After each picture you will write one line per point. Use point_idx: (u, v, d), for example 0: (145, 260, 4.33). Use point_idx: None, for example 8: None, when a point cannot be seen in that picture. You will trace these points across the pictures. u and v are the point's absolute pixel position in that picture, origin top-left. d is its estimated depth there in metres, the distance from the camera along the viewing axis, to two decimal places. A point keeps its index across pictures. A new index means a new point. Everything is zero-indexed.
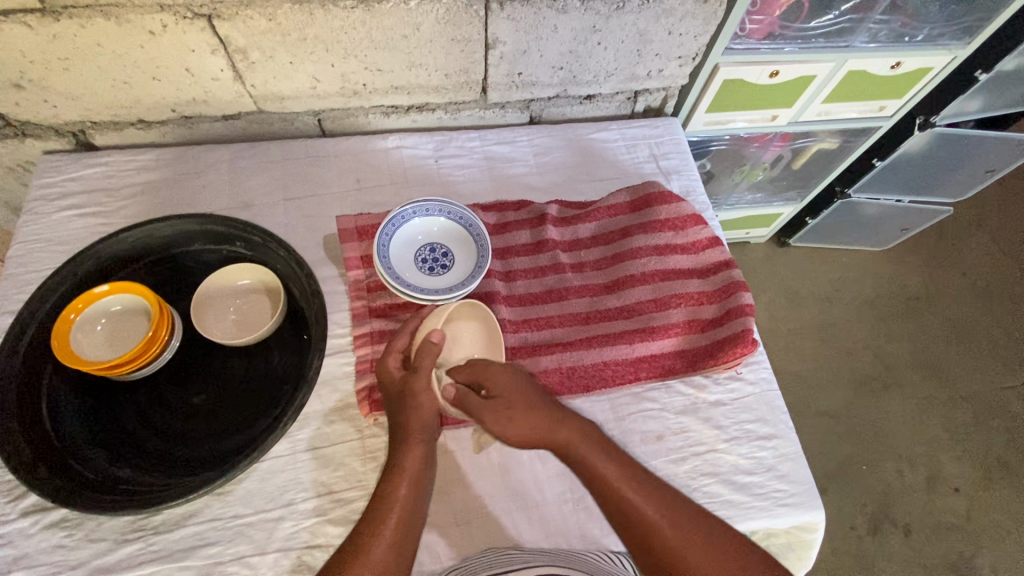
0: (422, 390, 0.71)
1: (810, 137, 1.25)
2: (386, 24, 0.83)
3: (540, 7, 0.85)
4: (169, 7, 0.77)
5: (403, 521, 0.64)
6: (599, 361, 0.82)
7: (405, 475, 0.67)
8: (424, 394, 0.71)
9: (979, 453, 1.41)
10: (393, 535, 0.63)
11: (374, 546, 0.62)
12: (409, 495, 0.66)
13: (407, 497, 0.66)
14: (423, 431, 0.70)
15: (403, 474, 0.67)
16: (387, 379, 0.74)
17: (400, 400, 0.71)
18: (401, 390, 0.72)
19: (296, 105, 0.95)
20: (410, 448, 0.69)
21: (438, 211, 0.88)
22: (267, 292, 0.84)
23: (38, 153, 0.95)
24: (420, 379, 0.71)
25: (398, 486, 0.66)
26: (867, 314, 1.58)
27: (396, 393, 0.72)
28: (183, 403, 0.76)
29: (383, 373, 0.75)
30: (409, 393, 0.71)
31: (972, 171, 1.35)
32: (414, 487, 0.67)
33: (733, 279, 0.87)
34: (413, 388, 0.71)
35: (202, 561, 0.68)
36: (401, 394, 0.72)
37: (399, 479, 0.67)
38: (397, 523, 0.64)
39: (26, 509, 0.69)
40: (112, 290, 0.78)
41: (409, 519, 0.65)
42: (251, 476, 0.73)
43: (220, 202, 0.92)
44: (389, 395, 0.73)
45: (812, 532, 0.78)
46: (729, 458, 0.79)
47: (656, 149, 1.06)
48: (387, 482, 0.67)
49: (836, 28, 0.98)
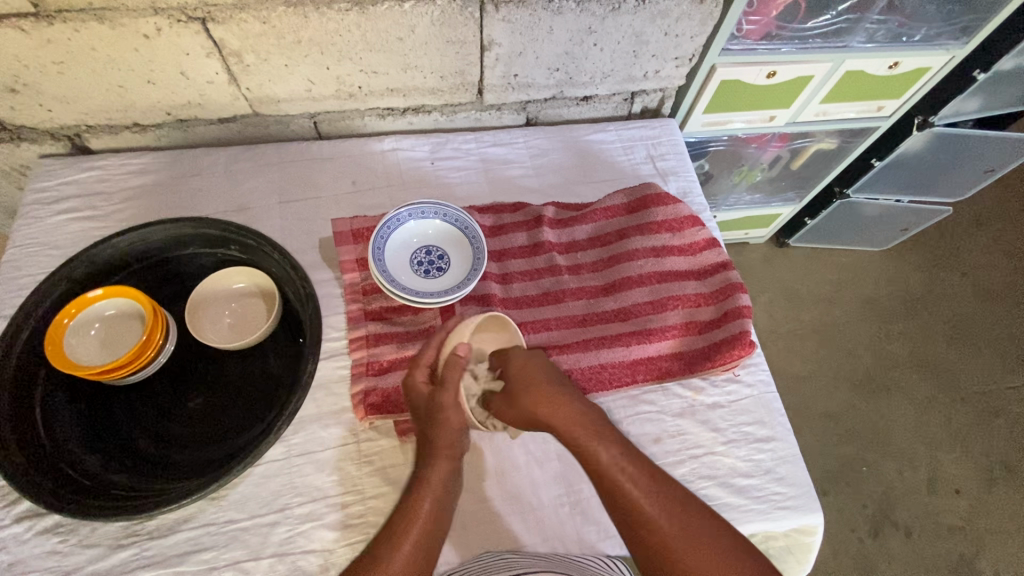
0: (450, 404, 0.71)
1: (808, 137, 1.25)
2: (381, 26, 0.83)
3: (535, 9, 0.85)
4: (162, 11, 0.76)
5: (424, 534, 0.64)
6: (596, 363, 0.82)
7: (429, 489, 0.67)
8: (453, 409, 0.71)
9: (981, 454, 1.41)
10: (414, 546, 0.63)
11: (390, 556, 0.62)
12: (433, 509, 0.66)
13: (430, 510, 0.66)
14: (451, 448, 0.70)
15: (427, 488, 0.67)
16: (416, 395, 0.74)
17: (429, 416, 0.72)
18: (429, 407, 0.72)
19: (292, 107, 0.95)
20: (437, 462, 0.69)
21: (433, 214, 0.87)
22: (262, 295, 0.84)
23: (33, 158, 0.95)
24: (447, 393, 0.72)
25: (422, 500, 0.66)
26: (867, 314, 1.58)
27: (425, 409, 0.73)
28: (178, 408, 0.76)
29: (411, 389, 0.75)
30: (437, 408, 0.71)
31: (972, 171, 1.35)
32: (438, 500, 0.67)
33: (731, 281, 0.86)
34: (441, 402, 0.71)
35: (197, 566, 0.68)
36: (430, 409, 0.72)
37: (423, 492, 0.67)
38: (420, 535, 0.64)
39: (21, 515, 0.69)
40: (105, 295, 0.78)
41: (431, 532, 0.65)
42: (246, 480, 0.73)
43: (216, 205, 0.91)
44: (417, 410, 0.73)
45: (810, 535, 0.77)
46: (727, 461, 0.78)
47: (653, 150, 1.05)
48: (411, 495, 0.67)
49: (833, 28, 0.98)
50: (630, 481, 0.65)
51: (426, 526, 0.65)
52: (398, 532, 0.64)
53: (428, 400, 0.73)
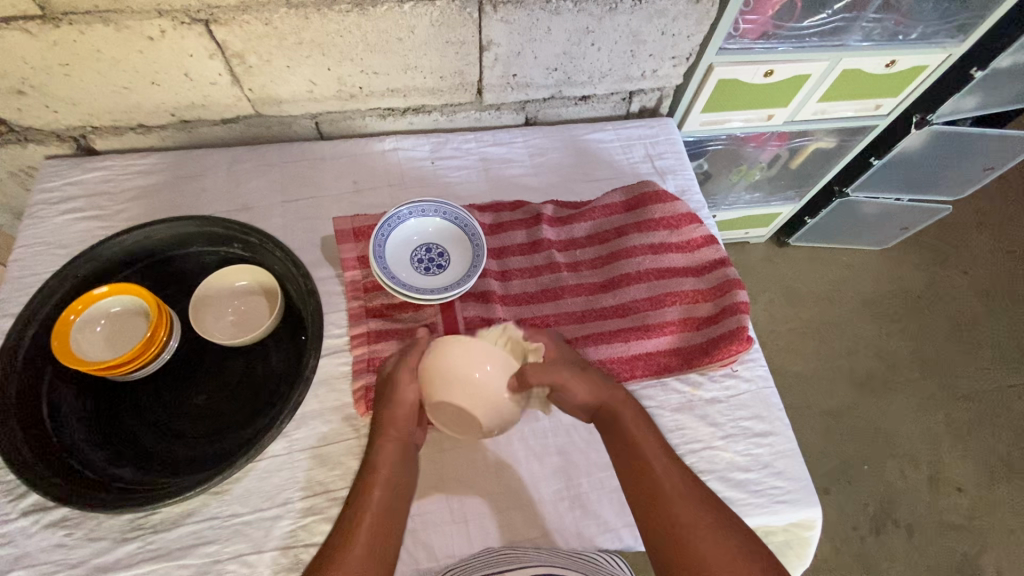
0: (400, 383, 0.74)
1: (806, 136, 1.26)
2: (382, 27, 0.84)
3: (533, 9, 0.86)
4: (167, 13, 0.78)
5: (378, 521, 0.65)
6: (594, 359, 0.82)
7: (378, 477, 0.68)
8: (409, 384, 0.73)
9: (982, 453, 1.41)
10: (370, 532, 0.64)
11: (354, 542, 0.62)
12: (383, 498, 0.66)
13: (381, 498, 0.66)
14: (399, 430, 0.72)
15: (375, 476, 0.68)
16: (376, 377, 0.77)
17: (383, 395, 0.74)
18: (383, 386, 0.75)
19: (293, 108, 0.96)
20: (385, 445, 0.70)
21: (433, 212, 0.88)
22: (264, 293, 0.85)
23: (39, 159, 0.97)
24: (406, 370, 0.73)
25: (374, 490, 0.67)
26: (867, 313, 1.58)
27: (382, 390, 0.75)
28: (182, 403, 0.77)
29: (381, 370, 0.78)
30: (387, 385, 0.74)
31: (970, 169, 1.35)
32: (390, 489, 0.68)
33: (728, 277, 0.87)
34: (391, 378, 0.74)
35: (200, 559, 0.69)
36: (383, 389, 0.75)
37: (373, 483, 0.67)
38: (371, 523, 0.64)
39: (27, 509, 0.70)
40: (110, 292, 0.79)
41: (385, 523, 0.65)
42: (249, 475, 0.73)
43: (219, 205, 0.93)
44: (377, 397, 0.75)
45: (808, 529, 0.78)
46: (725, 455, 0.79)
47: (651, 149, 1.06)
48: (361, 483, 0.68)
49: (829, 27, 0.99)
50: (651, 454, 0.68)
51: (379, 514, 0.65)
52: (353, 522, 0.64)
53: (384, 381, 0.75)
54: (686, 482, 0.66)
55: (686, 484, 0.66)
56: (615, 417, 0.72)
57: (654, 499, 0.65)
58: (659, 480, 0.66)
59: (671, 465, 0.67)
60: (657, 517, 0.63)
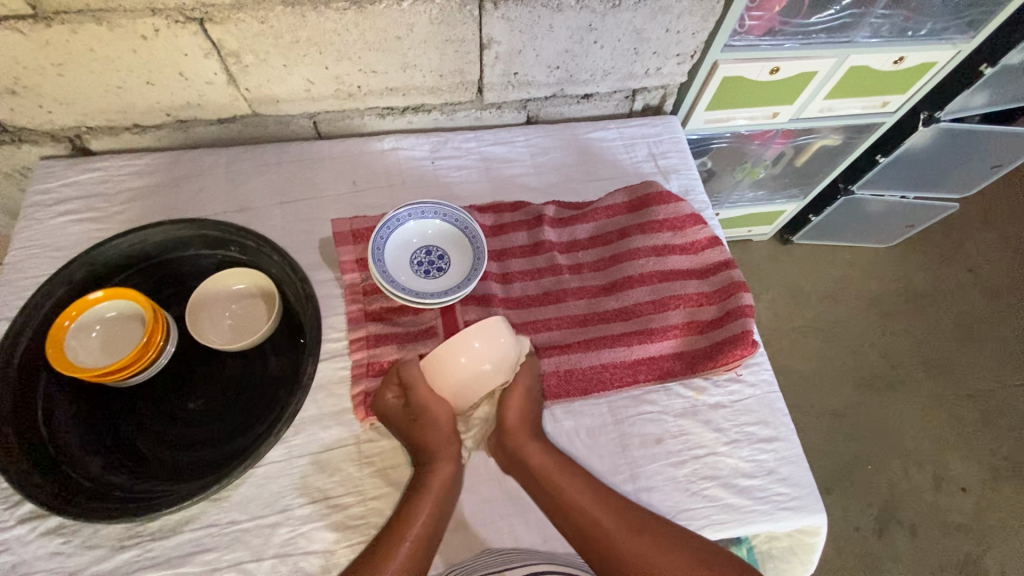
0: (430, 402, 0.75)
1: (812, 134, 1.24)
2: (379, 25, 0.83)
3: (535, 7, 0.84)
4: (160, 11, 0.76)
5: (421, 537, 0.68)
6: (597, 363, 0.81)
7: (428, 496, 0.70)
8: (437, 403, 0.75)
9: (988, 453, 1.39)
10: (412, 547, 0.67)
11: (398, 551, 0.66)
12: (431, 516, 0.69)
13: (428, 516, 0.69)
14: (445, 449, 0.74)
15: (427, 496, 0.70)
16: (385, 413, 0.76)
17: (411, 425, 0.75)
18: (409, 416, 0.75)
19: (291, 108, 0.95)
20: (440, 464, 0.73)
21: (433, 214, 0.87)
22: (263, 296, 0.84)
23: (35, 159, 0.96)
24: (420, 390, 0.75)
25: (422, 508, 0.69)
26: (870, 312, 1.56)
27: (404, 419, 0.75)
28: (180, 409, 0.76)
29: (381, 407, 0.76)
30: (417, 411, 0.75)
31: (977, 165, 1.34)
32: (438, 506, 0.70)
33: (734, 279, 0.85)
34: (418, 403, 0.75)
35: (199, 567, 0.68)
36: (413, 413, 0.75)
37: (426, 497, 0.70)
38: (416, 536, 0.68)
39: (24, 516, 0.69)
40: (106, 297, 0.78)
41: (431, 533, 0.69)
42: (247, 482, 0.72)
43: (216, 206, 0.91)
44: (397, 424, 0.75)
45: (813, 536, 0.77)
46: (729, 461, 0.78)
47: (655, 148, 1.04)
48: (410, 502, 0.70)
49: (838, 23, 0.97)
50: (557, 481, 0.72)
51: (428, 521, 0.69)
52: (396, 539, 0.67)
53: (403, 411, 0.76)
54: (598, 495, 0.71)
55: (588, 491, 0.71)
56: (530, 457, 0.73)
57: (573, 515, 0.70)
58: (576, 511, 0.70)
59: (580, 483, 0.72)
60: (577, 529, 0.69)
